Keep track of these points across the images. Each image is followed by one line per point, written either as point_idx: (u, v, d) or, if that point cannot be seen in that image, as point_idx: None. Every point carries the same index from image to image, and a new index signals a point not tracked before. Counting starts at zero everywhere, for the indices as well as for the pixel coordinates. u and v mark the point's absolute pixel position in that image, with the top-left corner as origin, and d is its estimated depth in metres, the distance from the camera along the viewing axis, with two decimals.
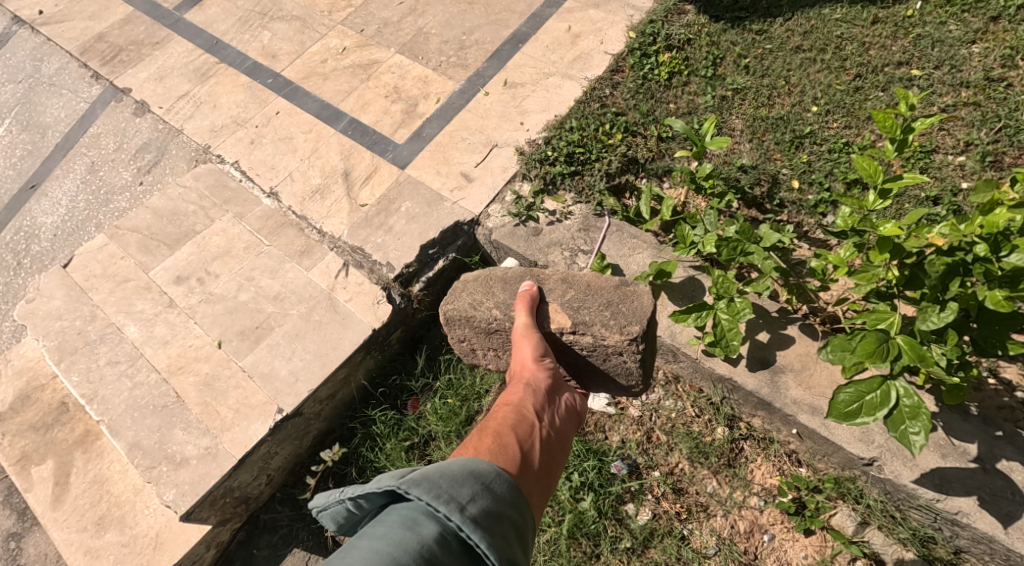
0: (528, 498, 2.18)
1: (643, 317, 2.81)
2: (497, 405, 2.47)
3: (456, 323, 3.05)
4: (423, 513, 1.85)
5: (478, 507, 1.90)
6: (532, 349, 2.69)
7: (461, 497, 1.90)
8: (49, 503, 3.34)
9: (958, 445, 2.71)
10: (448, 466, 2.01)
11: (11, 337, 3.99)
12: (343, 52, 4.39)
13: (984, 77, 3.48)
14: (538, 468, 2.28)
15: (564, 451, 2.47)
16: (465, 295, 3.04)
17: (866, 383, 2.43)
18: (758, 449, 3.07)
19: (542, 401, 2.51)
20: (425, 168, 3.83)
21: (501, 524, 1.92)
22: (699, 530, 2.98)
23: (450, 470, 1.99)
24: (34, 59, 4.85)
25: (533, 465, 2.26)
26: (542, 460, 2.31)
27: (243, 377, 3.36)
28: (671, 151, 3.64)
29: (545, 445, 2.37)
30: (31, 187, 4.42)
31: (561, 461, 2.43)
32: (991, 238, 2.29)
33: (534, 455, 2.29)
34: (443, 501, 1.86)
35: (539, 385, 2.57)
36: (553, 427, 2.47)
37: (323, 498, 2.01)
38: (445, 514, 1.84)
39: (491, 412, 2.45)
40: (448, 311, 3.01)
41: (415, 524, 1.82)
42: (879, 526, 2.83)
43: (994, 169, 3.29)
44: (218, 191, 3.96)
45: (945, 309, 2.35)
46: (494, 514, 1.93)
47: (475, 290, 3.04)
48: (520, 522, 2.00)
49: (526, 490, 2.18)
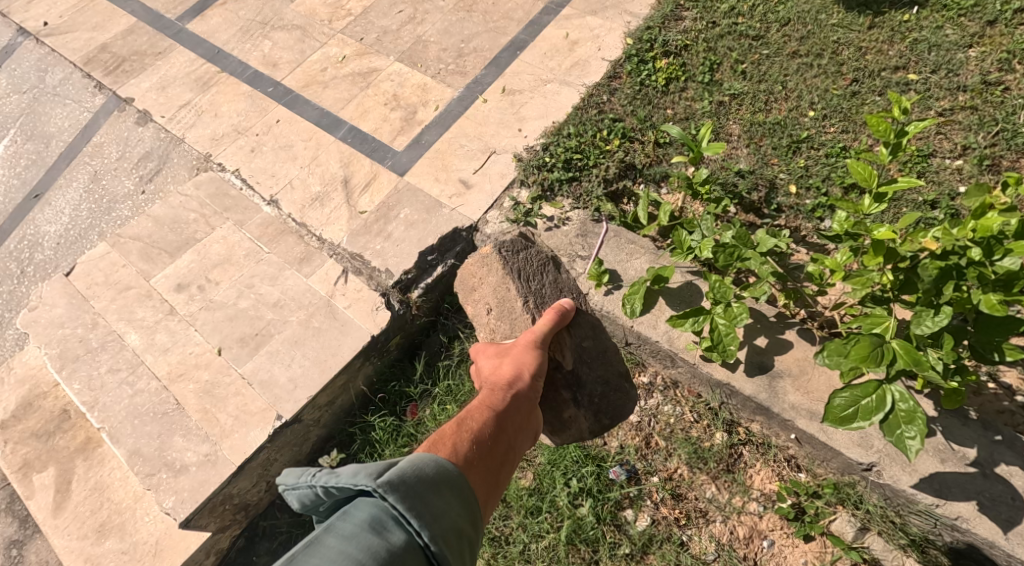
0: (481, 512, 2.20)
1: (621, 412, 3.12)
2: (481, 404, 2.47)
3: (492, 269, 3.19)
4: (393, 519, 1.85)
5: (446, 523, 1.91)
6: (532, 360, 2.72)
7: (434, 512, 1.91)
8: (51, 510, 3.35)
9: (957, 450, 2.69)
10: (425, 469, 2.01)
11: (14, 344, 4.02)
12: (343, 60, 4.42)
13: (981, 81, 3.48)
14: (498, 485, 2.30)
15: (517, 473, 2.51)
16: (526, 258, 3.23)
17: (861, 388, 2.42)
18: (757, 454, 3.05)
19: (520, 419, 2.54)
20: (424, 175, 3.85)
21: (461, 544, 1.94)
22: (698, 536, 2.98)
23: (425, 475, 1.99)
24: (38, 70, 4.90)
25: (496, 481, 2.28)
26: (503, 480, 2.34)
27: (243, 384, 3.37)
28: (668, 156, 3.65)
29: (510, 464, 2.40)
30: (34, 196, 4.45)
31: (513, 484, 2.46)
32: (985, 242, 2.29)
33: (499, 472, 2.31)
34: (416, 514, 1.87)
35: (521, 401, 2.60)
36: (520, 448, 2.50)
37: (293, 477, 1.97)
38: (416, 528, 1.85)
39: (473, 409, 2.44)
40: (501, 253, 3.20)
41: (384, 530, 1.82)
42: (879, 532, 2.82)
43: (991, 173, 3.29)
44: (219, 199, 3.99)
45: (940, 313, 2.36)
46: (458, 533, 1.95)
47: (530, 264, 3.22)
48: (474, 541, 2.02)
49: (482, 504, 2.20)
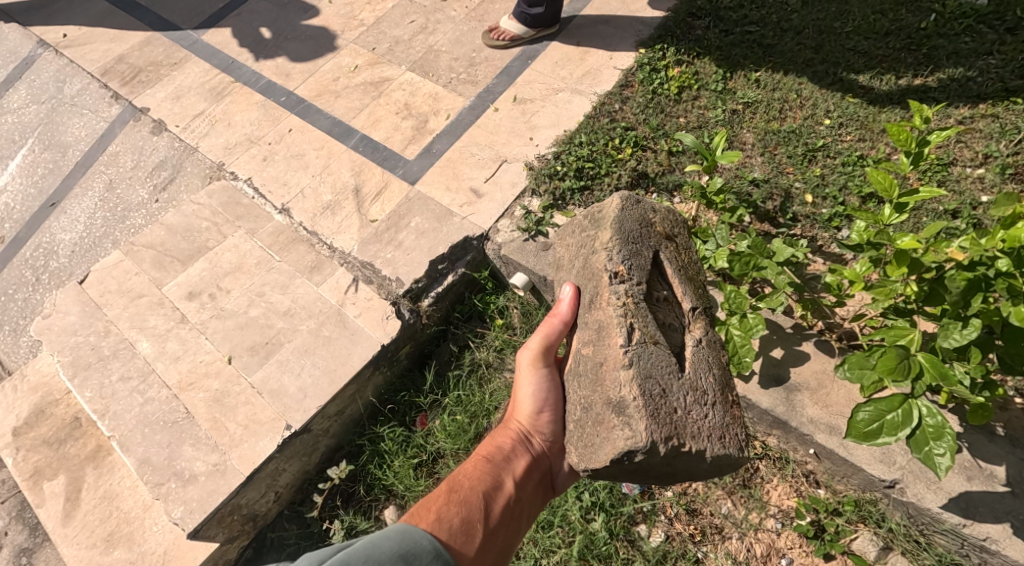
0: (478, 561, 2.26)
1: (634, 467, 2.39)
2: (477, 460, 2.56)
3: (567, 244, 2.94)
4: None
5: None
6: (530, 395, 2.69)
7: None
8: (61, 518, 3.34)
9: (984, 468, 2.62)
10: (379, 549, 1.92)
11: (28, 352, 4.04)
12: (355, 70, 4.43)
13: (1001, 89, 3.42)
14: (497, 530, 2.36)
15: (532, 517, 2.59)
16: (573, 235, 2.84)
17: (887, 402, 2.34)
18: (774, 469, 2.97)
19: (521, 465, 2.59)
20: (435, 184, 3.83)
21: None
22: (714, 552, 2.90)
23: (379, 552, 1.91)
24: (57, 81, 4.94)
25: (491, 527, 2.35)
26: (505, 539, 2.37)
27: (253, 393, 3.36)
28: (682, 165, 3.60)
29: (513, 517, 2.45)
30: (50, 205, 4.48)
31: (525, 521, 2.50)
32: (1014, 252, 2.19)
33: (494, 519, 2.38)
34: None
35: (525, 441, 2.66)
36: (526, 491, 2.55)
37: None
38: None
39: (471, 463, 2.56)
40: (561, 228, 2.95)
41: None
42: (903, 552, 2.72)
43: (1015, 182, 3.20)
44: (231, 207, 4.00)
45: (968, 326, 2.30)
46: None
47: (569, 252, 2.85)
48: None
49: (478, 554, 2.26)
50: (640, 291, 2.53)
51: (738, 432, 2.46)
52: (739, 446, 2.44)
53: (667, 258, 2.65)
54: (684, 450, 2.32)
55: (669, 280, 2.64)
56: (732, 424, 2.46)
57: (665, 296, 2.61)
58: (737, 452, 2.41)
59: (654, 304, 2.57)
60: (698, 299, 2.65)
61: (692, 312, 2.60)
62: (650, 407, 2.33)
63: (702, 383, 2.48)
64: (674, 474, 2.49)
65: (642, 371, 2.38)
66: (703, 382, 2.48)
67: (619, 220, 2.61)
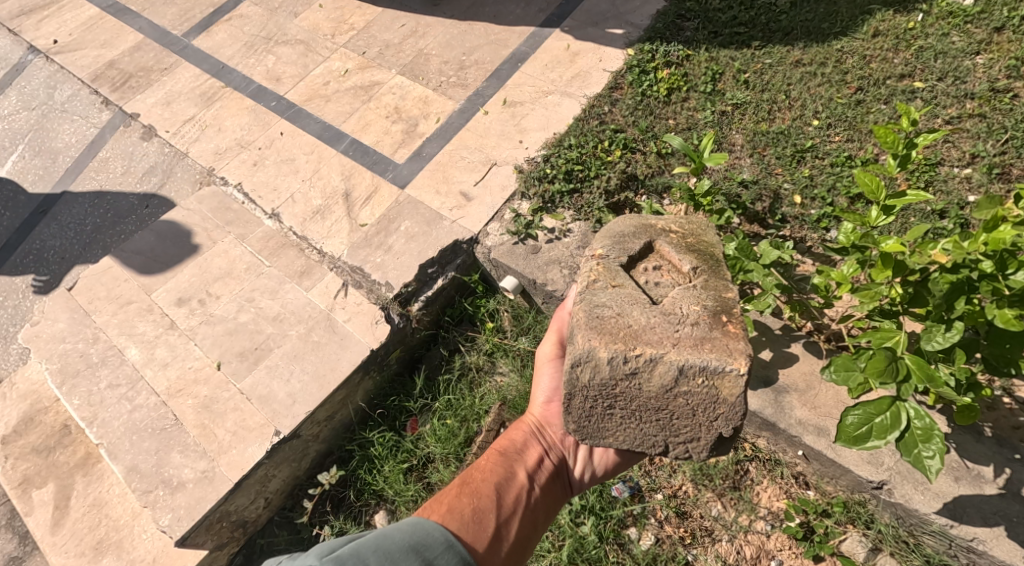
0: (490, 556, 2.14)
1: (602, 394, 2.35)
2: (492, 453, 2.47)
3: None
4: None
5: None
6: (547, 389, 2.62)
7: None
8: (49, 527, 3.32)
9: (971, 468, 2.61)
10: (391, 538, 1.86)
11: (17, 360, 4.00)
12: (345, 74, 4.43)
13: (988, 88, 3.42)
14: (511, 524, 2.24)
15: (550, 512, 2.46)
16: None
17: (875, 405, 2.34)
18: (764, 471, 2.98)
19: (535, 456, 2.48)
20: (424, 187, 3.83)
21: None
22: (703, 555, 2.90)
23: (389, 542, 1.84)
24: (47, 87, 4.94)
25: (505, 520, 2.24)
26: (520, 531, 2.26)
27: (242, 399, 3.34)
28: (671, 167, 3.59)
29: (530, 510, 2.34)
30: (41, 211, 4.47)
31: (542, 516, 2.38)
32: (997, 254, 2.17)
33: (508, 513, 2.26)
34: None
35: (540, 434, 2.57)
36: (543, 486, 2.43)
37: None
38: None
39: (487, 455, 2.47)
40: None
41: None
42: (891, 553, 2.73)
43: (1002, 181, 3.21)
44: (221, 213, 3.99)
45: (951, 328, 2.30)
46: None
47: None
48: None
49: (489, 548, 2.15)
50: (619, 262, 2.57)
51: (730, 343, 2.30)
52: (728, 354, 2.27)
53: (665, 239, 2.64)
54: (634, 355, 2.29)
55: (664, 251, 2.62)
56: (719, 339, 2.31)
57: (660, 265, 2.59)
58: (722, 359, 2.26)
59: (639, 271, 2.57)
60: (701, 262, 2.57)
61: (692, 272, 2.53)
62: (593, 323, 2.37)
63: (681, 310, 2.39)
64: (663, 406, 2.35)
65: (592, 301, 2.43)
66: (683, 310, 2.39)
67: (609, 226, 2.75)
